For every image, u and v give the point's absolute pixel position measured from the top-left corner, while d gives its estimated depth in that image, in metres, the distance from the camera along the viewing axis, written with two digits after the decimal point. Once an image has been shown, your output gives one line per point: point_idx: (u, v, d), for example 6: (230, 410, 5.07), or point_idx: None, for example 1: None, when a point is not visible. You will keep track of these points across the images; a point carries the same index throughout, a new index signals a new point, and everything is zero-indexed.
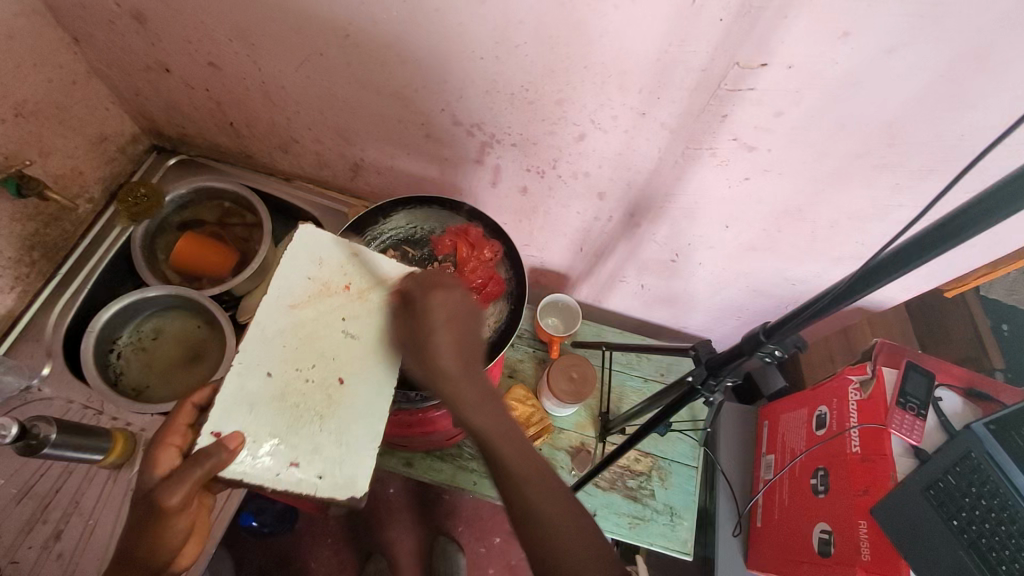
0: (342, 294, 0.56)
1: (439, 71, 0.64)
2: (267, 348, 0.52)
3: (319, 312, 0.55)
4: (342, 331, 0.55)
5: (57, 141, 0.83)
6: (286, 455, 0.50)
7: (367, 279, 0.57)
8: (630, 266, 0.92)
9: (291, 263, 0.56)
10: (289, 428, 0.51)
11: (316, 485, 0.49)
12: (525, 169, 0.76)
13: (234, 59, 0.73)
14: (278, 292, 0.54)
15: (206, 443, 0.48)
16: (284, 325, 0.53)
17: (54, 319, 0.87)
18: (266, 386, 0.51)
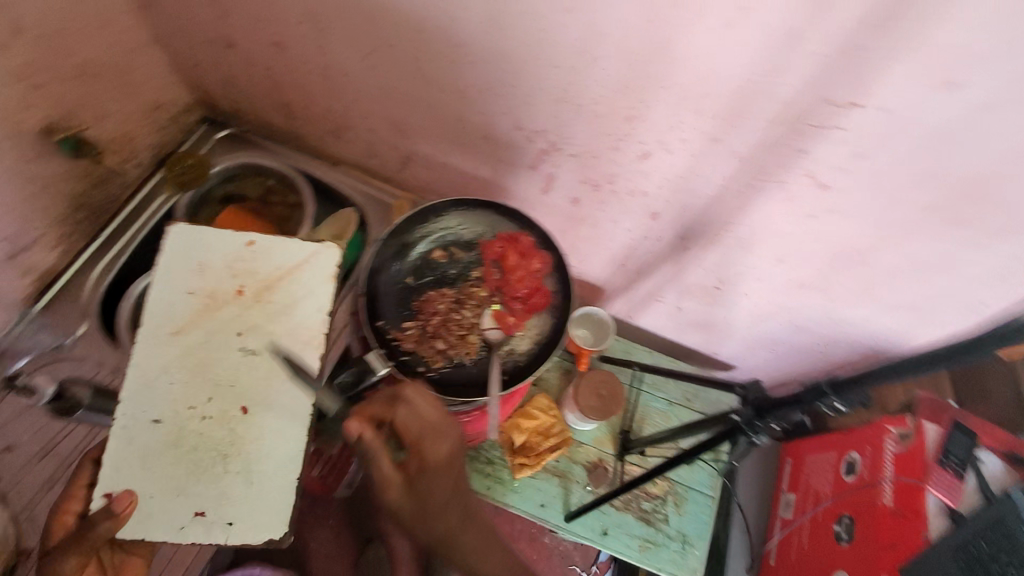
0: (234, 301, 0.54)
1: (510, 75, 0.63)
2: (154, 389, 0.51)
3: (212, 323, 0.53)
4: (238, 348, 0.52)
5: (114, 104, 0.83)
6: (190, 505, 0.49)
7: (260, 276, 0.55)
8: (671, 287, 0.90)
9: (174, 277, 0.54)
10: (190, 474, 0.49)
11: (227, 531, 0.48)
12: (580, 180, 0.75)
13: (301, 41, 0.73)
14: (159, 317, 0.52)
15: (97, 506, 0.48)
16: (168, 357, 0.51)
17: (93, 281, 0.87)
18: (156, 433, 0.50)
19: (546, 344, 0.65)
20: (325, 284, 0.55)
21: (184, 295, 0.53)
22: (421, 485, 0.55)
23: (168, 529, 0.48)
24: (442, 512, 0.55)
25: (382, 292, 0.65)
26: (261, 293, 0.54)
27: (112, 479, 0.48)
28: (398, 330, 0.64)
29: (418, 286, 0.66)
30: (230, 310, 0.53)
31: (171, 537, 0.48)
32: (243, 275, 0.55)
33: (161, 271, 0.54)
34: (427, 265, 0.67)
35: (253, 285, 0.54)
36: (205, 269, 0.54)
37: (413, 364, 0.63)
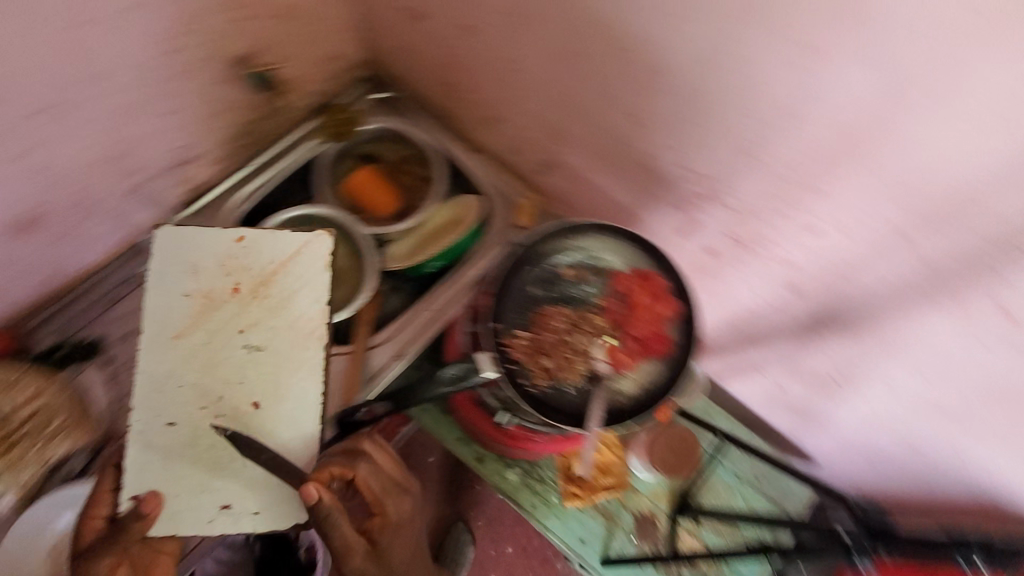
0: (232, 302, 0.65)
1: (699, 115, 0.61)
2: (164, 394, 0.63)
3: (218, 322, 0.65)
4: (241, 344, 0.64)
5: (302, 48, 0.87)
6: (214, 499, 0.61)
7: (252, 278, 0.66)
8: (780, 364, 0.86)
9: (177, 287, 0.65)
10: (210, 470, 0.62)
11: (253, 518, 0.61)
12: (727, 234, 0.72)
13: (493, 31, 0.74)
14: (161, 327, 0.64)
15: (128, 508, 0.61)
16: (175, 360, 0.63)
17: (235, 203, 0.93)
18: (175, 433, 0.62)
19: (653, 394, 0.61)
20: (317, 275, 0.67)
21: (181, 297, 0.64)
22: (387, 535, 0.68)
23: (198, 522, 0.61)
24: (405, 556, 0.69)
25: (505, 294, 0.65)
26: (255, 292, 0.66)
27: (137, 484, 0.61)
28: (511, 337, 0.63)
29: (540, 298, 0.65)
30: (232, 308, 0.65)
31: (199, 528, 0.61)
32: (237, 274, 0.66)
33: (157, 280, 0.65)
34: (554, 280, 0.66)
35: (243, 288, 0.66)
36: (201, 271, 0.66)
37: (516, 375, 0.61)
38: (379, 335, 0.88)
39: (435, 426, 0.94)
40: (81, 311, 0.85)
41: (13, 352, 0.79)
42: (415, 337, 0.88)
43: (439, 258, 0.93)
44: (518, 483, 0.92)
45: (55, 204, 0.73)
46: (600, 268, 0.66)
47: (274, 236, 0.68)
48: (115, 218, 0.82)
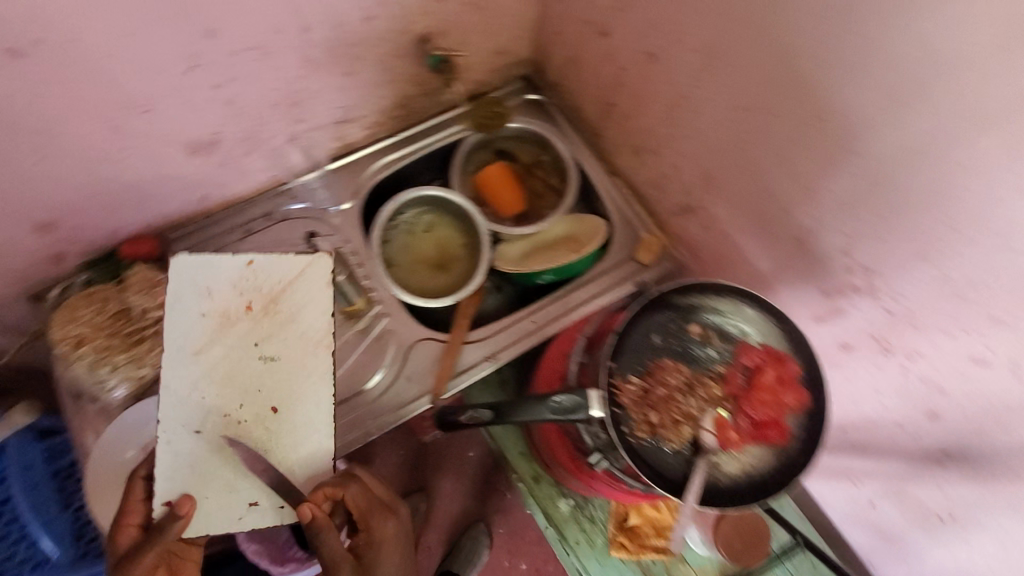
0: (247, 316, 0.64)
1: (888, 208, 0.57)
2: (184, 406, 0.60)
3: (235, 339, 0.63)
4: (256, 355, 0.63)
5: (478, 37, 0.89)
6: (243, 498, 0.60)
7: (267, 293, 0.65)
8: (880, 484, 0.79)
9: (190, 309, 0.63)
10: (238, 472, 0.60)
11: (281, 513, 0.60)
12: (870, 336, 0.67)
13: (679, 65, 0.72)
14: (180, 344, 0.61)
15: (161, 513, 0.58)
16: (197, 373, 0.61)
17: (375, 169, 0.97)
18: (198, 440, 0.60)
19: (757, 483, 0.58)
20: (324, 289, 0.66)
21: (197, 317, 0.62)
22: (373, 543, 0.67)
23: (231, 519, 0.60)
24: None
25: (627, 336, 0.63)
26: (270, 305, 0.65)
27: (168, 488, 0.59)
28: (623, 381, 0.62)
29: (660, 348, 0.64)
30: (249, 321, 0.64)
31: (228, 525, 0.60)
32: (249, 292, 0.65)
33: (172, 301, 0.63)
34: (678, 334, 0.64)
35: (259, 300, 0.64)
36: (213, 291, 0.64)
37: (620, 421, 0.60)
38: (477, 332, 0.88)
39: (502, 434, 0.94)
40: (219, 234, 0.91)
41: (156, 258, 0.86)
42: (509, 343, 0.88)
43: (553, 271, 0.91)
44: (569, 515, 0.90)
45: (229, 134, 0.79)
46: (729, 335, 0.64)
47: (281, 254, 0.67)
48: (272, 157, 0.87)
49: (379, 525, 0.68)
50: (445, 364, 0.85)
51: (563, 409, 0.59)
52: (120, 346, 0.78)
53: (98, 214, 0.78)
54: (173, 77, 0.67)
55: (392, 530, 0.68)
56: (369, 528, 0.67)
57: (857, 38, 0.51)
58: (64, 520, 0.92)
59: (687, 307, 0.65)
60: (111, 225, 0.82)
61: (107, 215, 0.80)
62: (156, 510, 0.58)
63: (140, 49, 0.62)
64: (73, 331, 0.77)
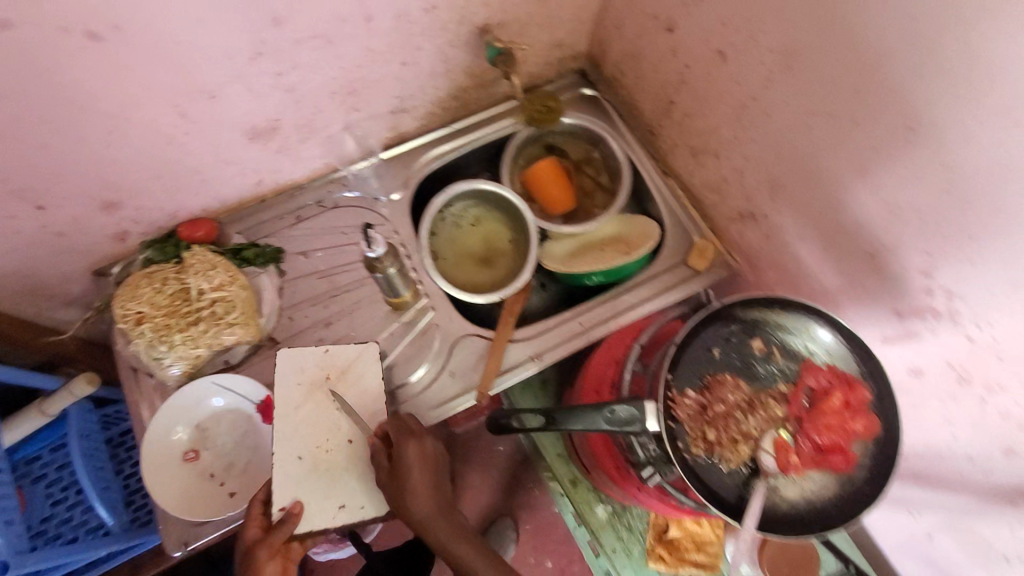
0: (330, 381, 0.70)
1: (978, 227, 0.53)
2: (287, 444, 0.65)
3: (322, 400, 0.69)
4: (341, 407, 0.69)
5: (538, 30, 0.87)
6: (337, 499, 0.65)
7: (346, 358, 0.71)
8: (942, 516, 0.74)
9: (283, 379, 0.68)
10: (326, 484, 0.65)
11: (364, 511, 0.65)
12: (943, 361, 0.63)
13: (750, 66, 0.68)
14: (282, 401, 0.67)
15: (279, 517, 0.63)
16: (296, 425, 0.67)
17: (426, 160, 0.96)
18: (300, 466, 0.65)
19: (817, 509, 0.56)
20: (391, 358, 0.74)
21: (294, 385, 0.68)
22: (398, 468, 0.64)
23: (326, 516, 0.64)
24: (431, 498, 0.66)
25: (687, 347, 0.61)
26: (348, 371, 0.71)
27: (282, 494, 0.63)
28: (679, 394, 0.60)
29: (719, 362, 0.61)
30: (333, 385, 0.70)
31: (329, 521, 0.64)
32: (331, 363, 0.70)
33: (276, 375, 0.69)
34: (739, 348, 0.62)
35: (341, 365, 0.71)
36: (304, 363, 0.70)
37: (676, 437, 0.58)
38: (522, 331, 0.88)
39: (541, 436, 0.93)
40: (272, 220, 0.92)
41: (210, 241, 0.88)
42: (554, 345, 0.87)
43: (602, 274, 0.89)
44: (606, 522, 0.89)
45: (288, 121, 0.79)
46: (793, 352, 0.61)
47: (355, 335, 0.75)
48: (327, 145, 0.88)
49: (405, 450, 0.65)
50: (490, 364, 0.84)
51: (617, 421, 0.58)
52: (177, 325, 0.80)
53: (160, 196, 0.80)
54: (238, 64, 0.67)
55: (421, 458, 0.66)
56: (396, 455, 0.65)
57: (959, 45, 0.47)
58: (117, 487, 0.97)
59: (749, 321, 0.62)
60: (172, 207, 0.83)
61: (169, 197, 0.81)
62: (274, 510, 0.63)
63: (209, 36, 0.62)
64: (133, 309, 0.79)
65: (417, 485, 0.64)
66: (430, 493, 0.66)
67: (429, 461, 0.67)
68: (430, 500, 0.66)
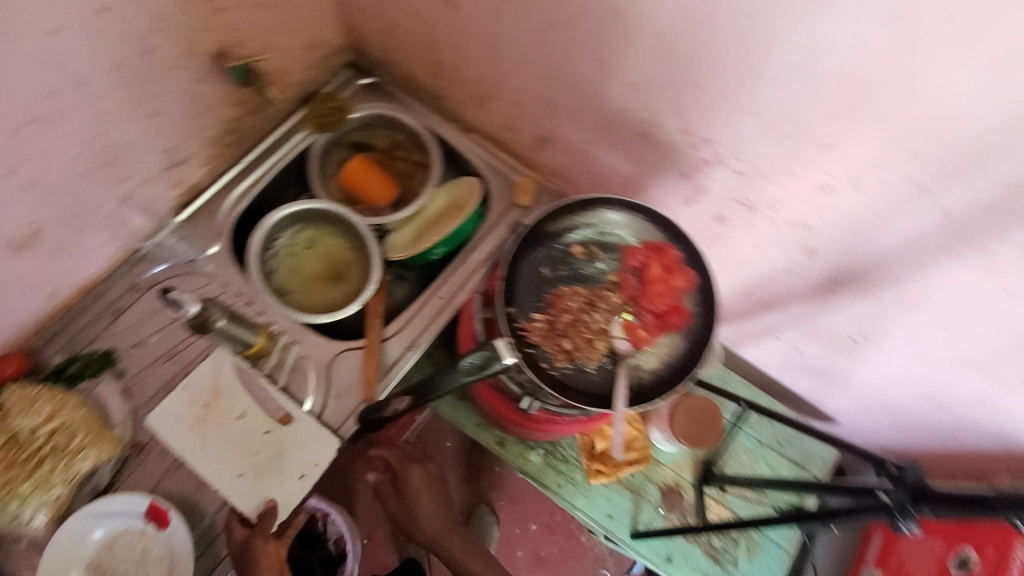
0: (212, 407, 0.79)
1: (698, 76, 0.59)
2: (219, 473, 0.77)
3: (214, 427, 0.78)
4: (237, 419, 0.79)
5: (281, 37, 0.84)
6: (294, 474, 0.78)
7: (212, 387, 0.80)
8: (795, 327, 0.83)
9: (171, 434, 0.77)
10: (276, 471, 0.77)
11: (317, 465, 0.79)
12: (734, 198, 0.70)
13: (477, 4, 0.71)
14: (185, 446, 0.77)
15: (260, 518, 0.75)
16: (213, 455, 0.77)
17: (231, 202, 0.91)
18: (244, 477, 0.77)
19: (675, 367, 0.61)
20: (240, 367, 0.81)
21: (183, 432, 0.77)
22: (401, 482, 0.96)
23: (296, 487, 0.77)
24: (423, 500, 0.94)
25: (518, 277, 0.64)
26: (219, 392, 0.79)
27: (250, 504, 0.76)
28: (527, 321, 0.62)
29: (552, 278, 0.65)
30: (213, 412, 0.79)
31: (298, 494, 0.77)
32: (199, 395, 0.79)
33: (161, 435, 0.77)
34: (565, 259, 0.65)
35: (210, 394, 0.79)
36: (174, 413, 0.78)
37: (537, 359, 0.61)
38: (391, 327, 0.87)
39: (456, 413, 0.93)
40: (86, 325, 0.84)
41: (25, 373, 0.79)
42: (426, 327, 0.87)
43: (444, 244, 0.90)
44: (543, 464, 0.92)
45: (49, 218, 0.72)
46: (609, 243, 0.66)
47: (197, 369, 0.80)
48: (112, 226, 0.81)
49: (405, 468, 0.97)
50: (369, 370, 0.83)
51: (477, 368, 0.59)
52: (21, 474, 0.73)
53: None
54: None
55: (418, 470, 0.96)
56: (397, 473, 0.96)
57: None
58: None
59: (565, 231, 0.66)
60: None
61: None
62: (253, 516, 0.75)
63: None
64: None
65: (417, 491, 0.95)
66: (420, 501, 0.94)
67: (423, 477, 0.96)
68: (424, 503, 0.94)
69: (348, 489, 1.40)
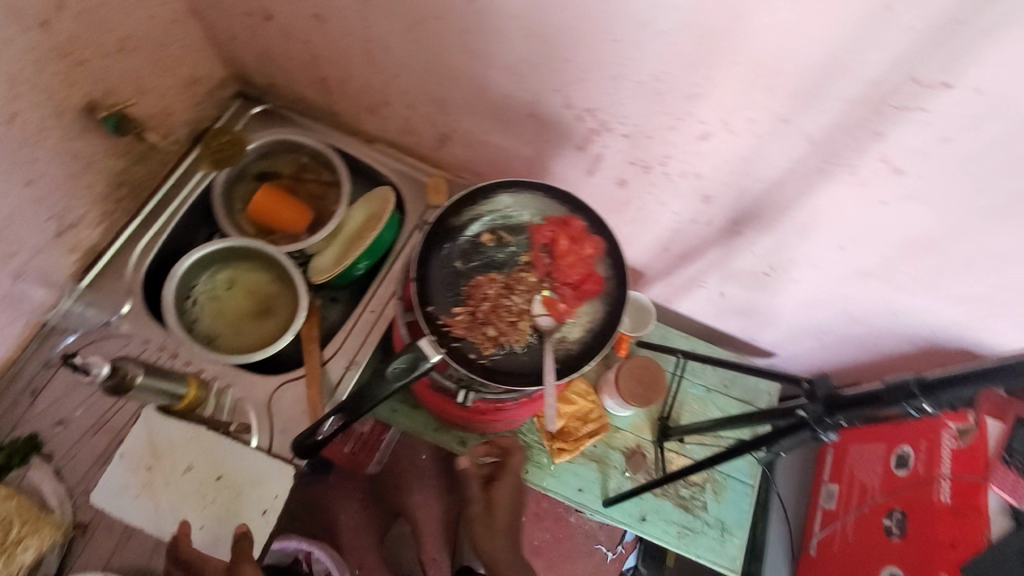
0: (156, 468, 0.76)
1: (563, 49, 0.60)
2: (179, 530, 0.75)
3: (162, 487, 0.76)
4: (184, 473, 0.76)
5: (153, 79, 0.82)
6: (257, 510, 0.76)
7: (151, 447, 0.77)
8: (716, 273, 0.87)
9: (120, 504, 0.75)
10: (238, 511, 0.76)
11: (278, 494, 0.77)
12: (629, 161, 0.72)
13: (343, 14, 0.71)
14: (137, 514, 0.75)
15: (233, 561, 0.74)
16: (169, 515, 0.75)
17: (137, 256, 0.88)
18: (206, 527, 0.75)
19: (599, 333, 0.63)
20: (176, 423, 0.78)
21: (132, 499, 0.75)
22: (493, 504, 0.83)
23: (262, 521, 0.76)
24: (503, 521, 0.83)
25: (432, 274, 0.64)
26: (160, 452, 0.77)
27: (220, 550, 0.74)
28: (448, 316, 0.63)
29: (466, 270, 0.65)
30: (158, 472, 0.77)
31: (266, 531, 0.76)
32: (141, 459, 0.77)
33: (109, 508, 0.75)
34: (476, 249, 0.66)
35: (152, 455, 0.77)
36: (118, 483, 0.76)
37: (465, 352, 0.62)
38: (328, 350, 0.86)
39: (412, 422, 0.92)
40: (5, 411, 0.79)
41: None
42: (363, 343, 0.87)
43: (367, 257, 0.89)
44: None
45: None
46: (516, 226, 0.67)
47: (133, 433, 0.78)
48: (10, 305, 0.77)
49: (497, 488, 0.83)
50: (314, 396, 0.81)
51: (405, 371, 0.60)
52: None
53: None
54: None
55: (507, 492, 0.83)
56: (494, 492, 0.83)
57: None
58: None
59: (471, 222, 0.67)
60: None
61: None
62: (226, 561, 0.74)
63: None
64: None
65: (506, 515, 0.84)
66: (501, 527, 0.83)
67: (512, 500, 0.84)
68: (504, 526, 0.83)
69: (330, 522, 1.38)
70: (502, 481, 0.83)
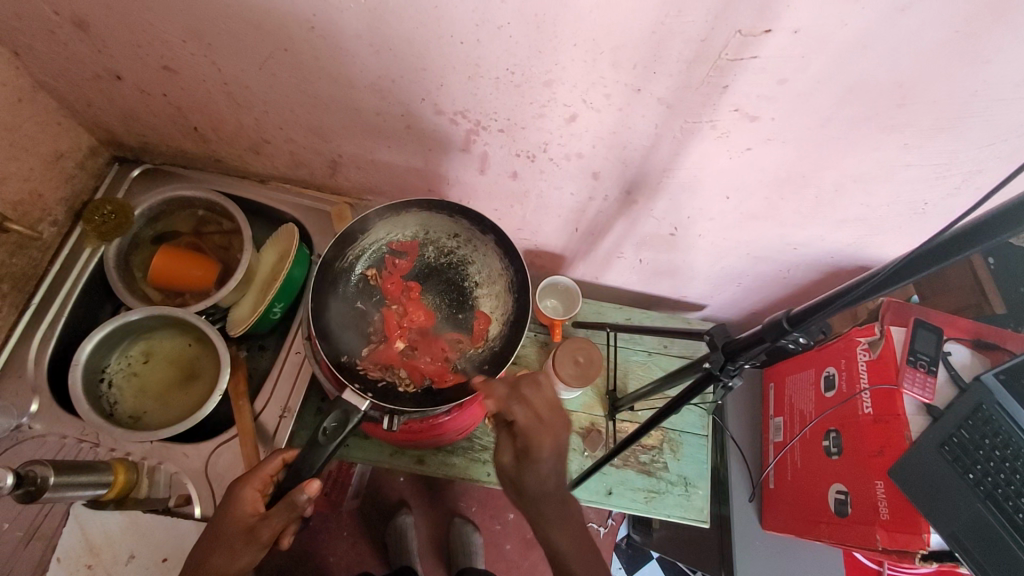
0: (90, 566, 0.73)
1: (415, 59, 0.60)
2: None
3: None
4: (124, 560, 0.74)
5: (9, 165, 0.77)
6: None
7: (88, 546, 0.73)
8: (628, 242, 0.89)
9: None
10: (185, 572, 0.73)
11: None
12: (514, 154, 0.73)
13: (191, 60, 0.68)
14: None
15: None
16: None
17: (36, 351, 0.82)
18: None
19: (514, 322, 0.71)
20: (106, 514, 0.75)
21: None
22: (526, 462, 0.61)
23: None
24: (547, 480, 0.61)
25: (336, 321, 0.69)
26: (97, 547, 0.74)
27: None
28: (366, 357, 0.68)
29: (369, 307, 0.71)
30: (101, 569, 0.73)
31: None
32: (75, 560, 0.72)
33: None
34: (371, 284, 0.72)
35: (89, 555, 0.73)
36: None
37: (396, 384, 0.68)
38: (260, 401, 0.83)
39: (368, 453, 0.91)
40: None
41: None
42: (293, 387, 0.85)
43: (281, 299, 0.86)
44: (466, 464, 0.93)
45: None
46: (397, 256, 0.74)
47: (65, 533, 0.73)
48: None
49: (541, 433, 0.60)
50: (249, 452, 0.77)
51: (337, 428, 0.61)
52: None
53: None
54: None
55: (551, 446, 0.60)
56: (528, 448, 0.60)
57: None
58: None
59: (359, 262, 0.72)
60: None
61: None
62: None
63: None
64: None
65: (544, 471, 0.60)
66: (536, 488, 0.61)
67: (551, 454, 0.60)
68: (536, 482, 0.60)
69: (318, 568, 1.34)
70: (535, 430, 0.60)
